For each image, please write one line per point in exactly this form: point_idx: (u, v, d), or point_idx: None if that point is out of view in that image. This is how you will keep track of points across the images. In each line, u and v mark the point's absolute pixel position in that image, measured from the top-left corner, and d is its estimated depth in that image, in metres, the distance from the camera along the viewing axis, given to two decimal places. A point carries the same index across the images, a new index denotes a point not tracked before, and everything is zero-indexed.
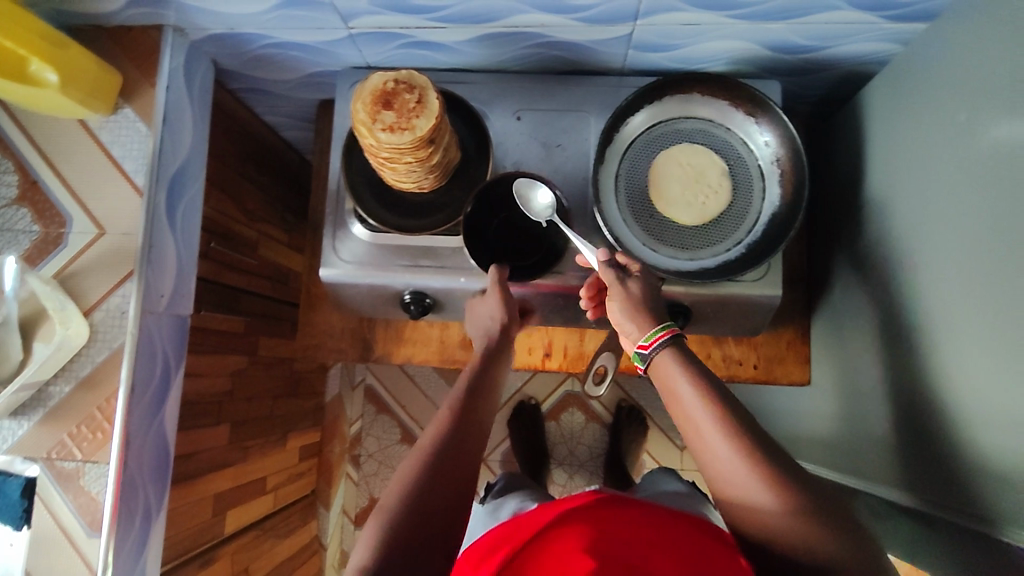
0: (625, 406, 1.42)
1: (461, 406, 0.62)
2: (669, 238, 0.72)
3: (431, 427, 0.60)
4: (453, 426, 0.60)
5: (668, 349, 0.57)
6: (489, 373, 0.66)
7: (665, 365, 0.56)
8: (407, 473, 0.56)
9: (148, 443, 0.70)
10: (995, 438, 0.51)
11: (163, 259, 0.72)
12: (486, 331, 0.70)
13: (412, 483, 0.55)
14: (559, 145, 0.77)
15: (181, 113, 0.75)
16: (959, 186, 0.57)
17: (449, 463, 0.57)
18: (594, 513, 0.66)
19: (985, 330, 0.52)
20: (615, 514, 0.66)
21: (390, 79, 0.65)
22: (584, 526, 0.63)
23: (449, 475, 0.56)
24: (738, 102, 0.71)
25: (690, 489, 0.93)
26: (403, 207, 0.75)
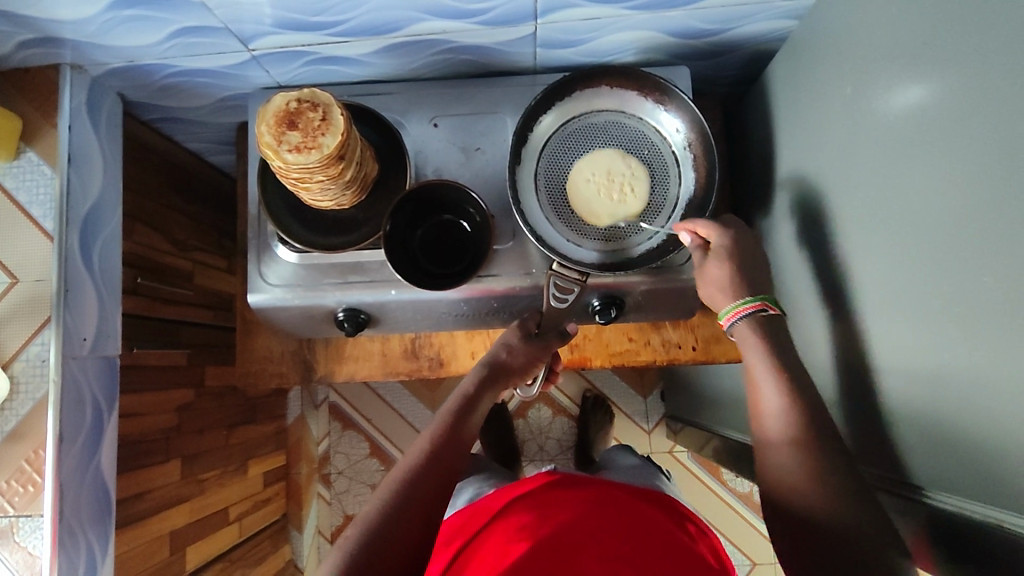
0: (590, 396, 1.42)
1: (442, 434, 0.66)
2: (592, 231, 0.73)
3: (411, 454, 0.64)
4: (432, 454, 0.64)
5: (748, 322, 0.64)
6: (469, 403, 0.70)
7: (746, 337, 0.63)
8: (378, 501, 0.59)
9: (84, 491, 0.69)
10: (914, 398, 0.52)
11: (81, 301, 0.71)
12: (475, 372, 0.74)
13: (391, 498, 0.59)
14: (478, 148, 0.77)
15: (89, 152, 0.73)
16: (859, 157, 0.58)
17: (421, 492, 0.60)
18: (555, 501, 0.69)
19: (894, 296, 0.53)
20: (574, 502, 0.68)
21: (292, 99, 0.65)
22: (544, 517, 0.65)
23: (421, 503, 0.59)
24: (645, 91, 0.73)
25: (645, 462, 0.96)
26: (326, 225, 0.75)
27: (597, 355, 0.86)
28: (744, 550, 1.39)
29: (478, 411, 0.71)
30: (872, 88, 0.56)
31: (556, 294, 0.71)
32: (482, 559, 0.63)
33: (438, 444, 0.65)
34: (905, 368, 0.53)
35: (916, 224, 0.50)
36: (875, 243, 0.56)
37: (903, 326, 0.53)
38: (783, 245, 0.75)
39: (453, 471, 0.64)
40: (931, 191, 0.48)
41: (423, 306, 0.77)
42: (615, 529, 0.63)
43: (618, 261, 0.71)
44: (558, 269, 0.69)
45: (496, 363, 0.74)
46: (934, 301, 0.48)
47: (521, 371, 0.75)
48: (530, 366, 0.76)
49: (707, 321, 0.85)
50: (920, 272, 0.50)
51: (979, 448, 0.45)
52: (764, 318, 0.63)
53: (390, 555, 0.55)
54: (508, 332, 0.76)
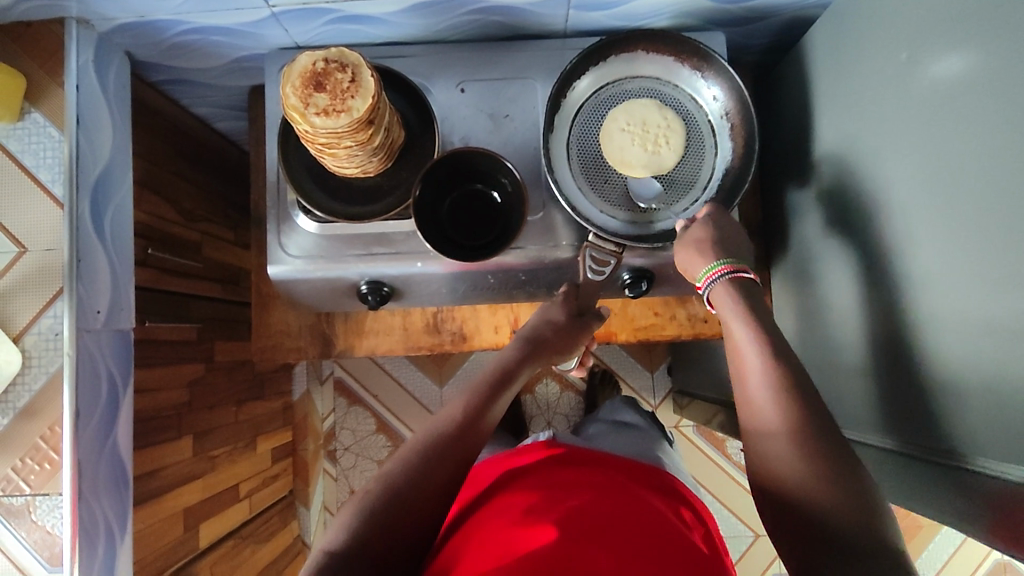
0: (598, 371, 1.40)
1: (478, 403, 0.63)
2: (626, 202, 0.70)
3: (442, 416, 0.62)
4: (465, 421, 0.61)
5: (724, 283, 0.61)
6: (507, 376, 0.67)
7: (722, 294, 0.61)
8: (403, 461, 0.57)
9: (102, 469, 0.66)
10: (959, 374, 0.51)
11: (94, 273, 0.67)
12: (517, 342, 0.71)
13: (413, 461, 0.56)
14: (507, 115, 0.74)
15: (98, 114, 0.69)
16: (911, 125, 0.56)
17: (444, 463, 0.57)
18: (576, 491, 0.62)
19: (948, 270, 0.52)
20: (599, 494, 0.62)
21: (319, 58, 0.61)
22: (563, 505, 0.59)
23: (444, 469, 0.57)
24: (683, 57, 0.70)
25: (647, 424, 0.94)
26: (350, 193, 0.72)
27: (622, 330, 0.84)
28: (747, 523, 1.41)
29: (512, 385, 0.68)
30: (927, 54, 0.54)
31: (593, 266, 0.69)
32: (488, 533, 0.57)
33: (469, 413, 0.62)
34: (954, 343, 0.52)
35: (978, 196, 0.49)
36: (925, 215, 0.54)
37: (956, 302, 0.51)
38: (817, 218, 0.73)
39: (478, 443, 0.61)
40: (995, 163, 0.47)
41: (450, 279, 0.75)
42: (638, 527, 0.57)
43: (653, 233, 0.69)
44: (594, 240, 0.68)
45: (534, 337, 0.72)
46: (994, 272, 0.47)
47: (556, 347, 0.73)
48: (566, 343, 0.74)
49: None
50: (981, 245, 0.49)
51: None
52: (739, 279, 0.61)
53: (400, 525, 0.53)
54: (552, 306, 0.74)
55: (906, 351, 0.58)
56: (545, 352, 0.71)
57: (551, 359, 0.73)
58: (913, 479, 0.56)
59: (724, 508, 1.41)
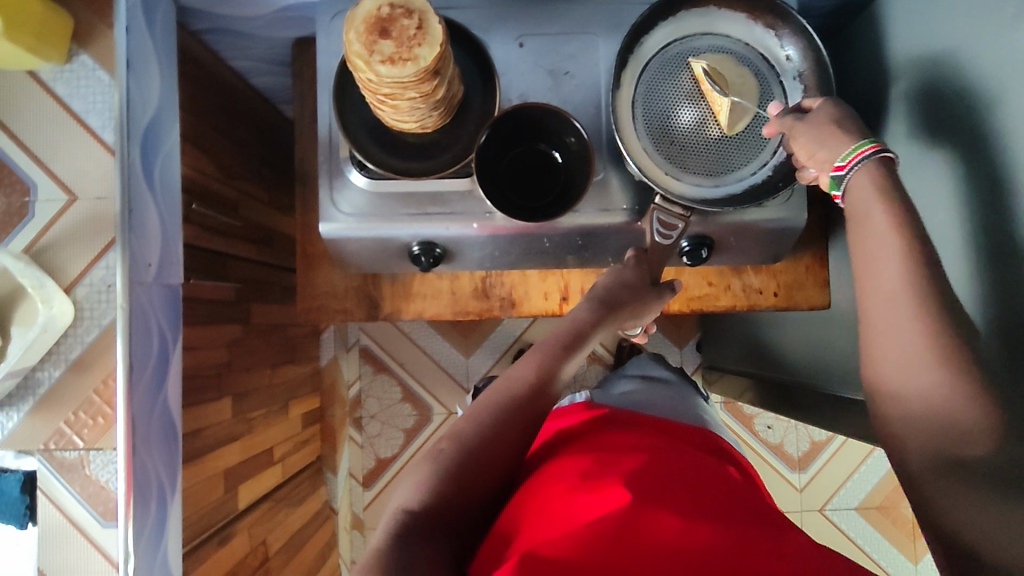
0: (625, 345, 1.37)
1: (548, 366, 0.60)
2: (692, 165, 0.68)
3: (510, 377, 0.59)
4: (533, 385, 0.58)
5: (868, 167, 0.53)
6: (577, 337, 0.65)
7: (863, 185, 0.53)
8: (473, 423, 0.55)
9: (154, 425, 0.65)
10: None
11: (146, 226, 0.65)
12: (592, 298, 0.68)
13: (484, 424, 0.54)
14: (568, 72, 0.72)
15: (146, 59, 0.67)
16: (1007, 84, 0.53)
17: (512, 430, 0.55)
18: (640, 449, 0.57)
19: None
20: (666, 455, 0.57)
21: (384, 3, 0.59)
22: (628, 461, 0.54)
23: (513, 433, 0.55)
24: (757, 13, 0.68)
25: (678, 377, 0.89)
26: (405, 149, 0.69)
27: (675, 300, 0.82)
28: (773, 498, 1.40)
29: (581, 349, 0.65)
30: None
31: (660, 229, 0.67)
32: (551, 484, 0.53)
33: (538, 378, 0.59)
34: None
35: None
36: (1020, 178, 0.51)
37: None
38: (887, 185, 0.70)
39: (546, 410, 0.59)
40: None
41: (504, 242, 0.73)
42: (711, 491, 0.52)
43: (720, 197, 0.67)
44: (660, 203, 0.66)
45: (607, 299, 0.68)
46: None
47: (628, 310, 0.69)
48: (639, 306, 0.70)
49: (791, 266, 0.82)
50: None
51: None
52: (886, 163, 0.53)
53: (466, 487, 0.51)
54: (620, 266, 0.70)
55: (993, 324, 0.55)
56: (620, 314, 0.69)
57: (621, 325, 0.70)
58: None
59: None
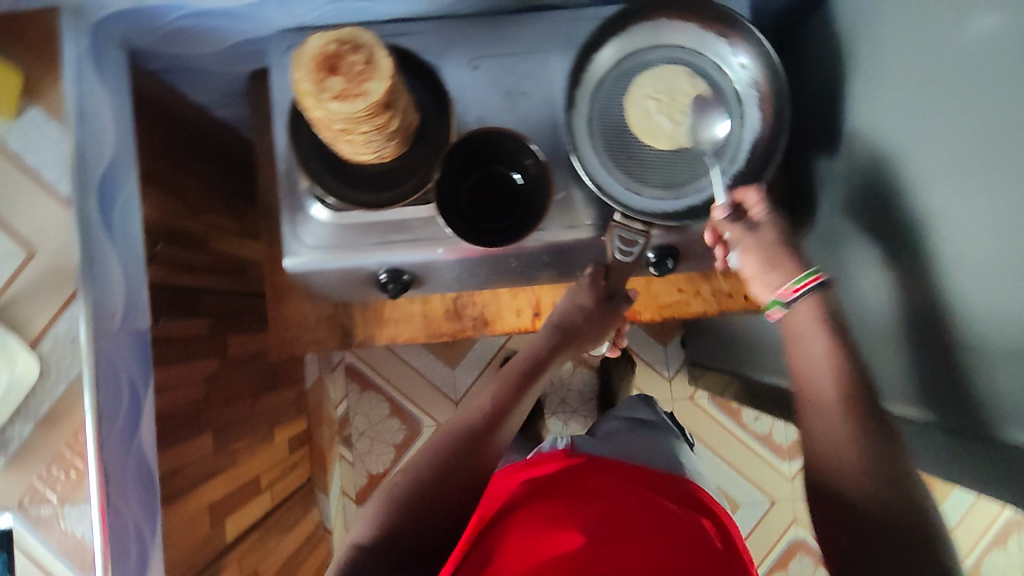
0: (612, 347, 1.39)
1: (507, 393, 0.62)
2: (652, 178, 0.68)
3: (469, 406, 0.61)
4: (492, 412, 0.60)
5: (814, 297, 0.56)
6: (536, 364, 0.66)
7: (807, 310, 0.56)
8: (432, 452, 0.56)
9: (128, 474, 0.65)
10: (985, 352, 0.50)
11: (108, 275, 0.65)
12: (551, 326, 0.70)
13: (443, 451, 0.55)
14: (524, 92, 0.72)
15: (98, 107, 0.66)
16: (940, 91, 0.54)
17: (475, 457, 0.56)
18: (597, 496, 0.60)
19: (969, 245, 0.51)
20: (621, 501, 0.60)
21: (332, 40, 0.58)
22: (583, 511, 0.57)
23: (474, 459, 0.56)
24: (707, 23, 0.67)
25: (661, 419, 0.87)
26: (364, 179, 0.69)
27: (646, 309, 0.83)
28: (764, 489, 1.41)
29: (541, 375, 0.67)
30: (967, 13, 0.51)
31: (621, 247, 0.67)
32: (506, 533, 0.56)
33: (496, 405, 0.61)
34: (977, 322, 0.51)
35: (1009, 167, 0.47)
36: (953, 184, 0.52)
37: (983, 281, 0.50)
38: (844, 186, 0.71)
39: (507, 435, 0.60)
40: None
41: (470, 265, 0.74)
42: (660, 534, 0.55)
43: (680, 210, 0.67)
44: (620, 221, 0.65)
45: (565, 325, 0.71)
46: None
47: (586, 334, 0.72)
48: (597, 330, 0.73)
49: None
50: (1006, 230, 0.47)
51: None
52: (825, 298, 0.56)
53: (429, 517, 0.52)
54: (580, 291, 0.72)
55: (929, 326, 0.57)
56: (574, 341, 0.71)
57: (580, 349, 0.73)
58: (943, 454, 0.56)
59: (740, 475, 1.42)
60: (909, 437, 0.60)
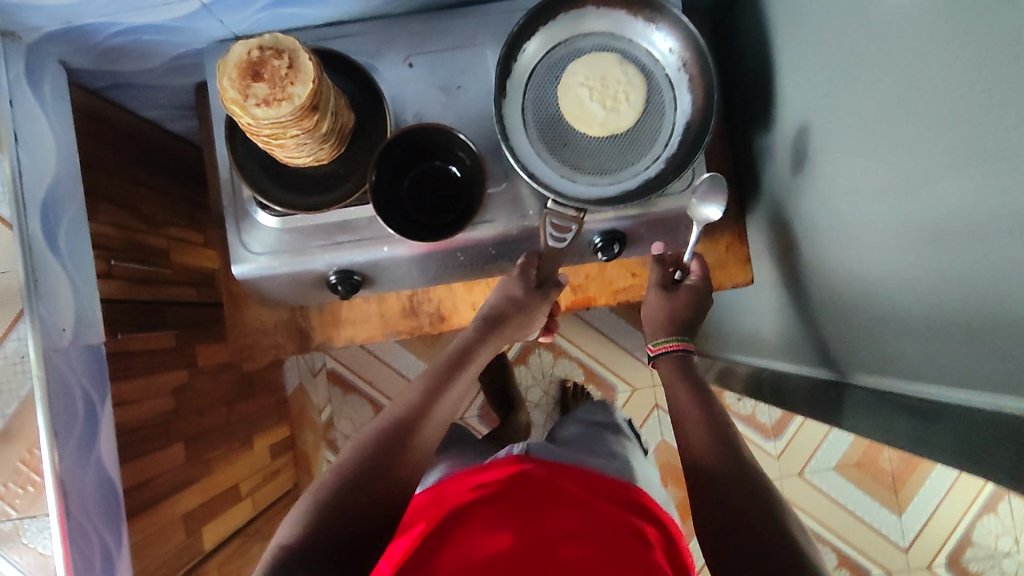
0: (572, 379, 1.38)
1: (428, 392, 0.67)
2: (587, 166, 0.69)
3: (395, 409, 0.65)
4: (413, 411, 0.64)
5: (671, 358, 0.77)
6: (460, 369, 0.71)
7: (669, 371, 0.77)
8: (356, 452, 0.59)
9: (90, 487, 0.66)
10: (938, 312, 0.50)
11: (56, 292, 0.66)
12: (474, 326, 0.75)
13: (367, 452, 0.58)
14: (460, 86, 0.72)
15: (38, 128, 0.67)
16: (863, 58, 0.53)
17: (400, 442, 0.61)
18: (534, 514, 0.61)
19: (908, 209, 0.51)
20: (558, 518, 0.60)
21: (254, 46, 0.59)
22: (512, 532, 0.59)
23: (396, 456, 0.59)
24: (634, 9, 0.67)
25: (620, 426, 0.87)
26: (303, 183, 0.70)
27: (601, 294, 0.84)
28: None
29: (464, 374, 0.72)
30: None
31: (553, 234, 0.68)
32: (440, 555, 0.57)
33: (417, 406, 0.65)
34: (929, 284, 0.50)
35: (926, 141, 0.47)
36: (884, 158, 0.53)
37: (919, 260, 0.51)
38: (786, 160, 0.71)
39: (427, 435, 0.64)
40: (944, 90, 0.44)
41: (419, 261, 0.74)
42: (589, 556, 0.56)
43: (615, 196, 0.67)
44: (553, 207, 0.66)
45: (493, 315, 0.75)
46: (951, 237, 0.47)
47: (514, 325, 0.76)
48: (527, 320, 0.76)
49: (711, 248, 0.83)
50: (926, 223, 0.49)
51: (998, 364, 0.45)
52: (682, 355, 0.77)
53: (355, 502, 0.55)
54: (509, 282, 0.75)
55: (884, 301, 0.57)
56: (498, 338, 0.75)
57: (509, 337, 0.78)
58: (893, 428, 0.57)
59: None
60: (890, 405, 0.59)
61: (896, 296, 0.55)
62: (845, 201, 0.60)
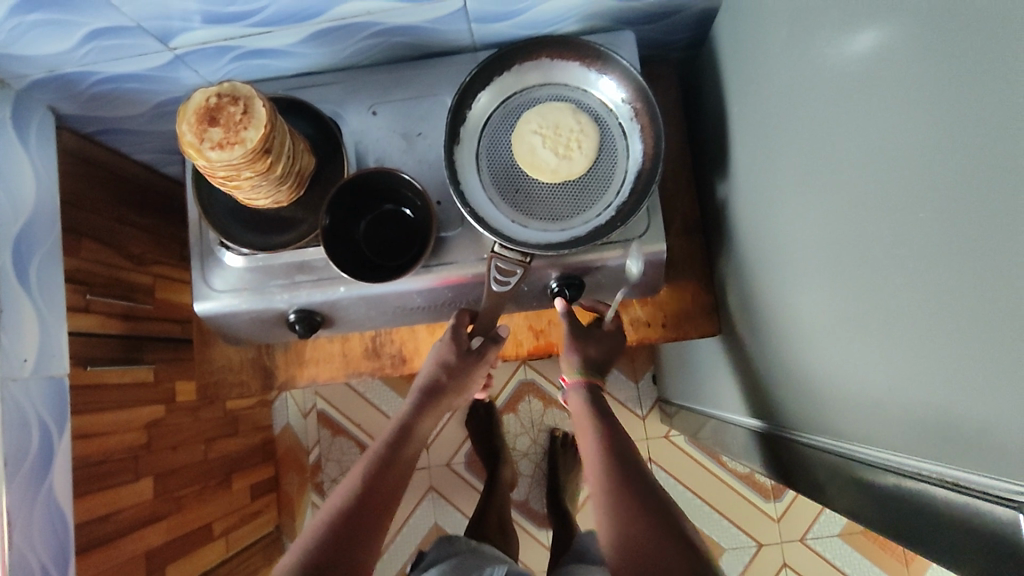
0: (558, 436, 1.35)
1: (371, 472, 0.63)
2: (538, 211, 0.69)
3: (336, 492, 0.61)
4: (356, 494, 0.60)
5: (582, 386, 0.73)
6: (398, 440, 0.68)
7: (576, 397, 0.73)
8: (295, 550, 0.55)
9: (37, 518, 0.67)
10: (855, 367, 0.49)
11: (21, 323, 0.69)
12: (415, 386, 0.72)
13: (307, 548, 0.54)
14: (420, 133, 0.74)
15: (20, 168, 0.71)
16: (799, 108, 0.53)
17: (353, 536, 0.56)
18: None
19: (835, 258, 0.50)
20: None
21: (212, 94, 0.62)
22: None
23: (342, 547, 0.55)
24: (588, 61, 0.69)
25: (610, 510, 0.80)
26: (265, 224, 0.72)
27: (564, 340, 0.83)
28: (749, 532, 1.32)
29: (410, 442, 0.68)
30: (803, 29, 0.51)
31: (498, 277, 0.67)
32: None
33: (362, 487, 0.61)
34: (853, 338, 0.49)
35: (847, 202, 0.47)
36: (813, 211, 0.53)
37: (843, 325, 0.50)
38: (740, 208, 0.70)
39: (377, 522, 0.59)
40: (854, 134, 0.44)
41: (376, 301, 0.75)
42: None
43: (564, 241, 0.67)
44: (499, 251, 0.66)
45: (432, 384, 0.72)
46: (866, 305, 0.46)
47: (455, 389, 0.73)
48: (466, 382, 0.74)
49: (675, 296, 0.82)
50: (853, 275, 0.47)
51: (904, 429, 0.43)
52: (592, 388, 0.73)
53: None
54: (443, 346, 0.73)
55: (813, 356, 0.56)
56: (439, 398, 0.72)
57: (451, 403, 0.75)
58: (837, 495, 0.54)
59: (724, 517, 1.33)
60: (824, 472, 0.56)
61: (827, 346, 0.53)
62: (785, 252, 0.60)
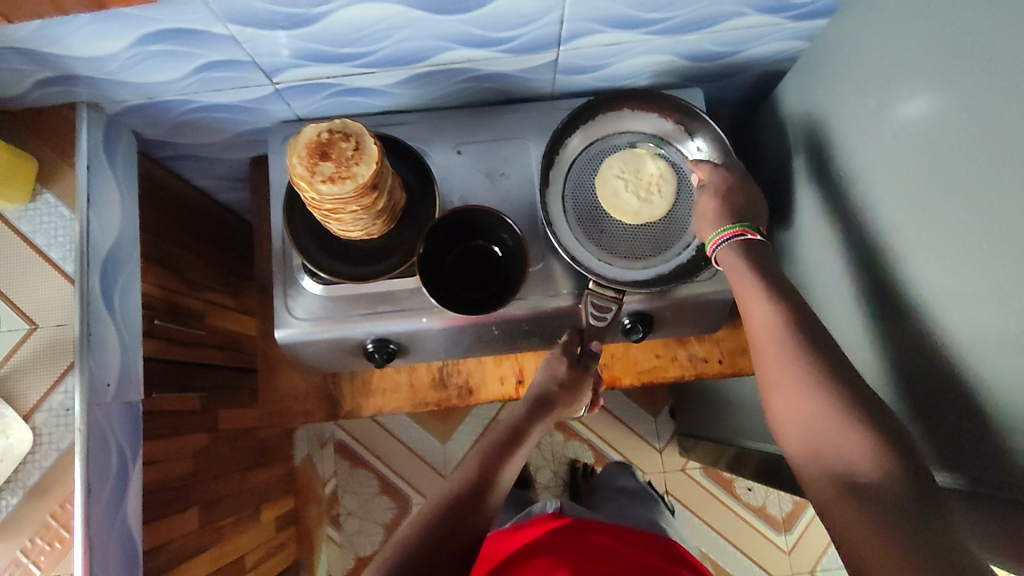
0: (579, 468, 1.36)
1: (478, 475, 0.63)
2: (622, 250, 0.73)
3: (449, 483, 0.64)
4: (469, 483, 0.63)
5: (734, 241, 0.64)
6: (504, 446, 0.67)
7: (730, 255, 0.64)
8: (415, 519, 0.60)
9: (114, 546, 0.65)
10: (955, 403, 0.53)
11: (105, 347, 0.68)
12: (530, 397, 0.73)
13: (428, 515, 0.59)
14: (503, 173, 0.77)
15: (108, 192, 0.71)
16: (885, 167, 0.59)
17: (470, 511, 0.60)
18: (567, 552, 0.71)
19: (931, 303, 0.55)
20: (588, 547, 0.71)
21: (323, 129, 0.64)
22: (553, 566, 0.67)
23: (456, 522, 0.59)
24: (667, 113, 0.74)
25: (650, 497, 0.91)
26: (351, 255, 0.74)
27: (625, 374, 0.86)
28: (763, 565, 1.35)
29: (520, 448, 0.69)
30: (894, 97, 0.57)
31: (594, 313, 0.71)
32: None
33: (473, 480, 0.63)
34: (954, 376, 0.53)
35: (949, 254, 0.52)
36: (902, 262, 0.58)
37: (941, 364, 0.54)
38: (807, 252, 0.75)
39: (488, 513, 0.62)
40: (960, 194, 0.50)
41: (454, 333, 0.76)
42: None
43: (648, 279, 0.71)
44: (594, 288, 0.70)
45: (541, 397, 0.72)
46: (973, 350, 0.50)
47: (563, 404, 0.73)
48: (573, 397, 0.74)
49: (733, 334, 0.86)
50: (956, 321, 0.52)
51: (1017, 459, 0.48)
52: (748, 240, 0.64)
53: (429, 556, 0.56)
54: (552, 362, 0.74)
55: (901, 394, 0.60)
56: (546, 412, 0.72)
57: (558, 416, 0.74)
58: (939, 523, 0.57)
59: (739, 550, 1.36)
60: None
61: (919, 382, 0.58)
62: (866, 296, 0.64)
